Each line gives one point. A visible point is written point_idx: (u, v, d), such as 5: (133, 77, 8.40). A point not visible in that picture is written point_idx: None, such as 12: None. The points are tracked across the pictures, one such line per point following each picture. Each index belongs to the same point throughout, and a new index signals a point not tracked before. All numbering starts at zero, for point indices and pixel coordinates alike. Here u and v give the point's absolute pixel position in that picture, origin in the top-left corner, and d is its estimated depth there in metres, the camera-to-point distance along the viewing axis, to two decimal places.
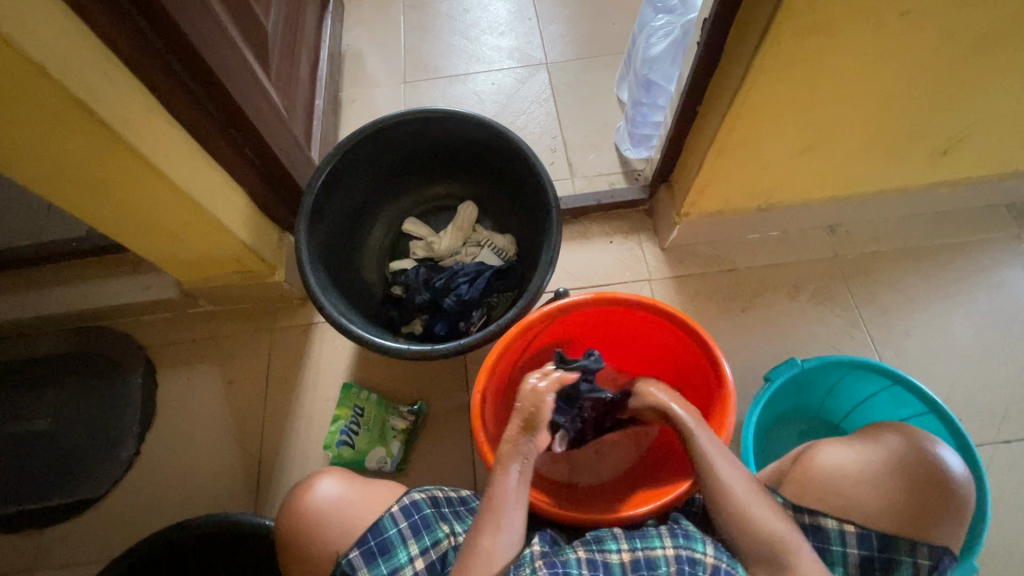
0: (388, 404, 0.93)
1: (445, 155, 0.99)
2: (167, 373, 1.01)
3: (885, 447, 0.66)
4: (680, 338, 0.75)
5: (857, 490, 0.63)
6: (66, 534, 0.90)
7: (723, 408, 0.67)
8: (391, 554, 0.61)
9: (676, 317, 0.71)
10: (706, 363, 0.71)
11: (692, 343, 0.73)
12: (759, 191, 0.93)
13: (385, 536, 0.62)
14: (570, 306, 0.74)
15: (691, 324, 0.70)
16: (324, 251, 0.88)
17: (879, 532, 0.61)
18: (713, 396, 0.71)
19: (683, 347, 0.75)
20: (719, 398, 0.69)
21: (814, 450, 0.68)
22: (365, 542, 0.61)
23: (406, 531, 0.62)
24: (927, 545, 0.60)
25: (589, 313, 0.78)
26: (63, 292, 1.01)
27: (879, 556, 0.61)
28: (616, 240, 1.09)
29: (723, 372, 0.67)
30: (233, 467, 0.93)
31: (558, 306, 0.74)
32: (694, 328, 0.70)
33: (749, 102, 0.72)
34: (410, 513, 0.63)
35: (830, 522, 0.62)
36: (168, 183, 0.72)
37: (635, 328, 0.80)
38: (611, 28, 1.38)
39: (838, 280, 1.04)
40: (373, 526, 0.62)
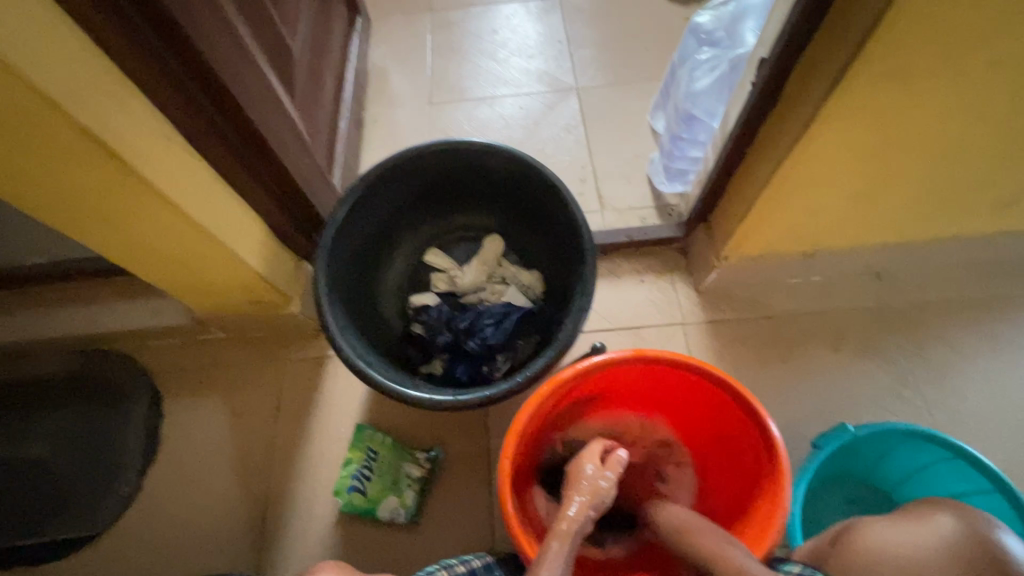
0: (403, 449, 0.88)
1: (472, 186, 0.94)
2: (173, 403, 0.97)
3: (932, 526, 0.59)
4: (722, 401, 0.69)
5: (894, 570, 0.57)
6: (59, 573, 0.86)
7: (774, 488, 0.61)
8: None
9: (721, 381, 0.65)
10: (754, 433, 0.65)
11: (739, 411, 0.67)
12: (805, 236, 0.87)
13: None
14: (604, 364, 0.68)
15: (742, 394, 0.63)
16: (343, 287, 0.83)
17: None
18: (761, 471, 0.65)
19: (726, 413, 0.69)
20: (770, 477, 0.63)
21: (862, 532, 0.63)
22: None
23: None
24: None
25: (627, 371, 0.72)
26: (71, 315, 0.97)
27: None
28: (647, 278, 1.03)
29: (776, 449, 0.61)
30: (237, 508, 0.88)
31: (594, 364, 0.68)
32: (745, 398, 0.63)
33: (809, 148, 0.67)
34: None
35: None
36: (183, 214, 0.67)
37: (674, 387, 0.74)
38: (644, 54, 1.33)
39: (885, 331, 0.97)
40: None
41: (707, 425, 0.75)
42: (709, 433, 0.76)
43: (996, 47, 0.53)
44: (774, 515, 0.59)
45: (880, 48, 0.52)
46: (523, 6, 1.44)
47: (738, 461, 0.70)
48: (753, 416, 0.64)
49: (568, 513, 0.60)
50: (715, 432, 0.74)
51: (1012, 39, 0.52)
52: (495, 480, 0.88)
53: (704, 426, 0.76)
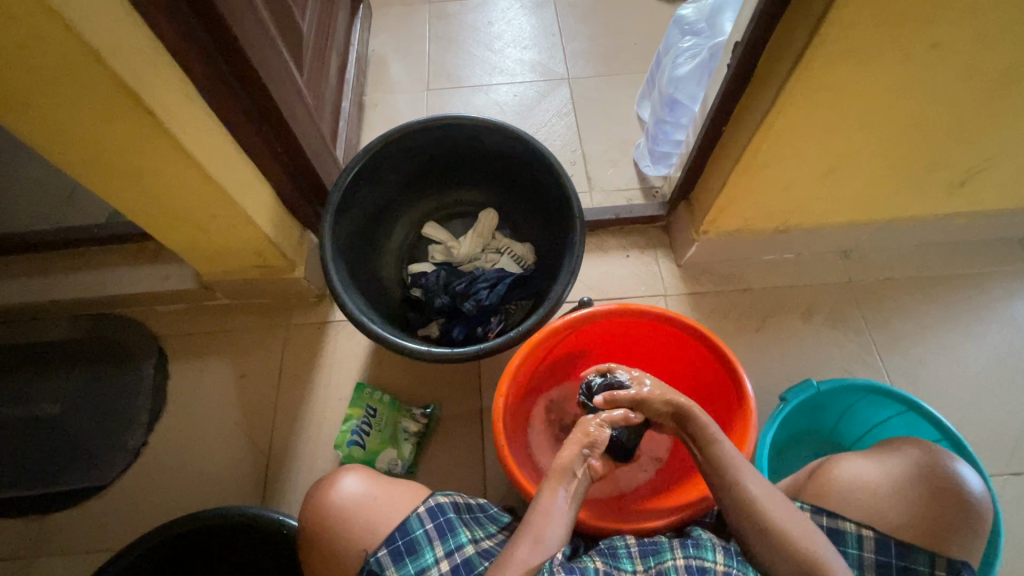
0: (400, 406, 0.93)
1: (471, 162, 1.00)
2: (179, 364, 1.01)
3: (912, 459, 0.64)
4: (699, 353, 0.76)
5: (880, 502, 0.62)
6: (68, 521, 0.89)
7: (741, 427, 0.68)
8: (417, 554, 0.61)
9: (697, 331, 0.72)
10: (727, 380, 0.72)
11: (713, 359, 0.73)
12: (778, 212, 0.94)
13: (412, 536, 0.61)
14: (590, 316, 0.76)
15: (715, 341, 0.70)
16: (347, 251, 0.89)
17: (898, 539, 0.60)
18: (731, 414, 0.72)
19: (702, 365, 0.77)
20: (738, 418, 0.69)
21: (840, 463, 0.67)
22: (393, 541, 0.61)
23: (432, 532, 0.62)
24: (947, 558, 0.58)
25: (610, 324, 0.79)
26: (81, 279, 1.01)
27: (897, 562, 0.59)
28: (632, 254, 1.10)
29: (744, 391, 0.68)
30: (241, 461, 0.93)
31: (581, 314, 0.75)
32: (718, 345, 0.70)
33: (777, 124, 0.74)
34: (436, 515, 0.63)
35: (849, 525, 0.61)
36: (201, 171, 0.72)
37: (655, 340, 0.81)
38: (632, 47, 1.41)
39: (851, 304, 1.05)
40: (400, 525, 0.62)
41: (685, 377, 0.82)
42: (687, 385, 0.83)
43: (937, 31, 0.60)
44: (740, 448, 0.66)
45: (836, 28, 0.59)
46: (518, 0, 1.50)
47: (711, 408, 0.77)
48: (725, 361, 0.71)
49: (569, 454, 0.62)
50: (694, 387, 0.81)
51: (949, 24, 0.59)
52: (488, 436, 0.93)
53: (683, 378, 0.83)
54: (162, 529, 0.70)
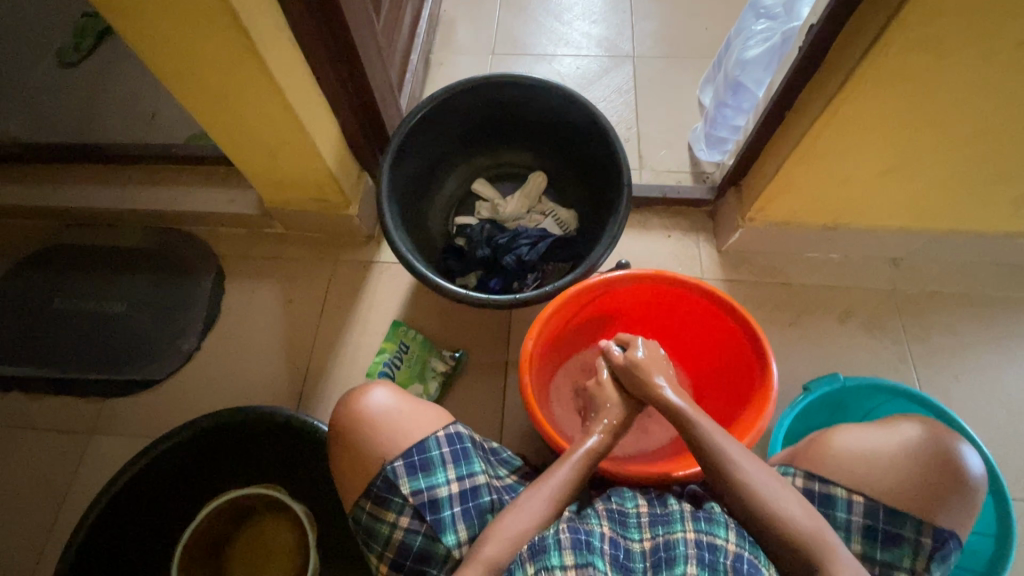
0: (432, 347, 0.98)
1: (527, 125, 1.02)
2: (234, 282, 1.08)
3: (909, 433, 0.65)
4: (727, 327, 0.78)
5: (871, 472, 0.63)
6: (124, 407, 0.98)
7: (760, 401, 0.70)
8: (431, 472, 0.64)
9: (728, 305, 0.74)
10: (753, 357, 0.74)
11: (740, 333, 0.76)
12: (830, 207, 0.93)
13: (428, 455, 0.65)
14: (625, 279, 0.78)
15: (745, 315, 0.72)
16: (401, 193, 0.94)
17: (887, 505, 0.61)
18: (753, 391, 0.74)
19: (729, 340, 0.79)
20: (759, 393, 0.71)
21: (841, 431, 0.67)
22: (410, 455, 0.65)
23: (447, 456, 0.66)
24: (933, 526, 0.59)
25: (642, 289, 0.82)
26: (156, 192, 1.09)
27: (884, 526, 0.61)
28: (674, 235, 1.11)
29: (769, 367, 0.70)
30: (280, 377, 1.00)
31: (615, 276, 0.78)
32: (746, 318, 0.73)
33: (843, 111, 0.73)
34: (452, 441, 0.67)
35: (839, 490, 0.63)
36: (280, 96, 0.77)
37: (684, 312, 0.84)
38: (702, 33, 1.39)
39: (892, 312, 1.03)
40: (418, 443, 0.66)
41: (710, 351, 0.85)
42: (712, 360, 0.85)
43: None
44: (756, 420, 0.68)
45: (918, 13, 0.58)
46: None
47: (734, 383, 0.80)
48: (751, 333, 0.73)
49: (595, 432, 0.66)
50: (719, 362, 0.84)
51: None
52: (511, 387, 0.97)
53: (708, 352, 0.85)
54: (207, 418, 0.77)
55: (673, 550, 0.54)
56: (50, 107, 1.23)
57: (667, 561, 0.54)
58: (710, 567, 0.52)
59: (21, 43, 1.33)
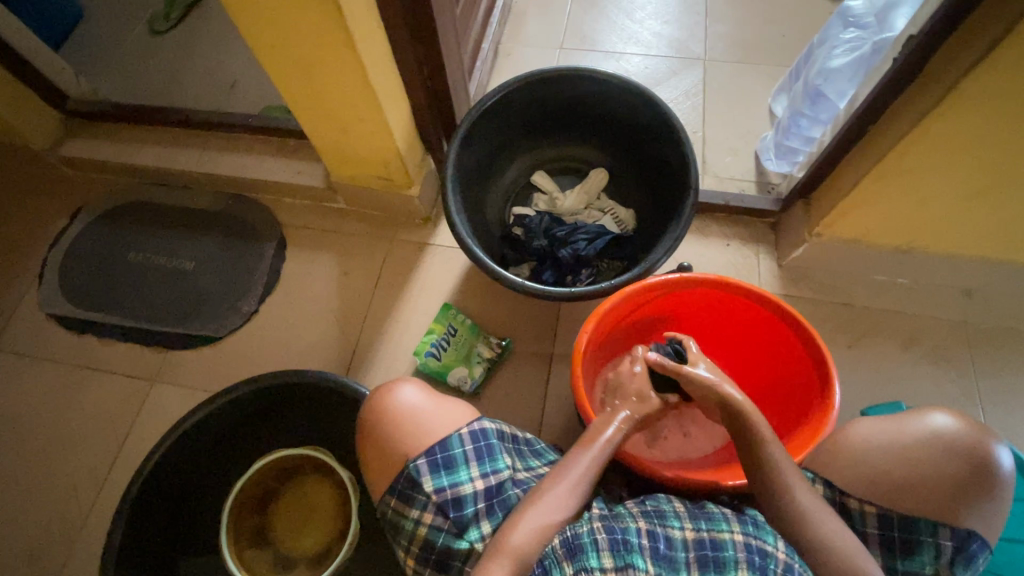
0: (479, 332, 0.99)
1: (594, 120, 1.02)
2: (294, 251, 1.12)
3: (919, 426, 0.61)
4: (783, 335, 0.76)
5: (888, 473, 0.60)
6: (185, 359, 1.04)
7: (821, 411, 0.69)
8: (453, 469, 0.61)
9: (785, 311, 0.73)
10: (811, 366, 0.73)
11: (802, 350, 0.74)
12: (906, 228, 0.89)
13: (451, 453, 0.62)
14: (681, 281, 0.77)
15: (802, 321, 0.71)
16: (465, 177, 0.95)
17: (901, 513, 0.59)
18: (813, 402, 0.72)
19: (784, 346, 0.78)
20: (820, 403, 0.70)
21: (846, 427, 0.65)
22: (433, 453, 0.62)
23: (470, 454, 0.62)
24: (952, 528, 0.57)
25: (701, 294, 0.80)
26: (230, 159, 1.14)
27: (899, 536, 0.59)
28: (733, 244, 1.08)
29: (830, 376, 0.68)
30: (331, 346, 1.03)
31: (674, 277, 0.77)
32: (806, 326, 0.71)
33: (936, 127, 0.70)
34: (476, 438, 0.63)
35: (853, 502, 0.61)
36: (361, 73, 0.79)
37: (742, 322, 0.82)
38: (779, 39, 1.35)
39: (961, 344, 0.98)
40: (441, 440, 0.62)
41: (766, 364, 0.83)
42: (768, 374, 0.83)
43: None
44: (819, 428, 0.66)
45: None
46: None
47: (789, 393, 0.78)
48: (814, 350, 0.71)
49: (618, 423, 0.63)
50: (772, 371, 0.82)
51: None
52: (554, 380, 0.97)
53: (763, 365, 0.84)
54: (258, 378, 0.79)
55: (721, 551, 0.53)
56: (140, 70, 1.30)
57: (715, 562, 0.52)
58: (760, 572, 0.51)
59: (118, 8, 1.40)
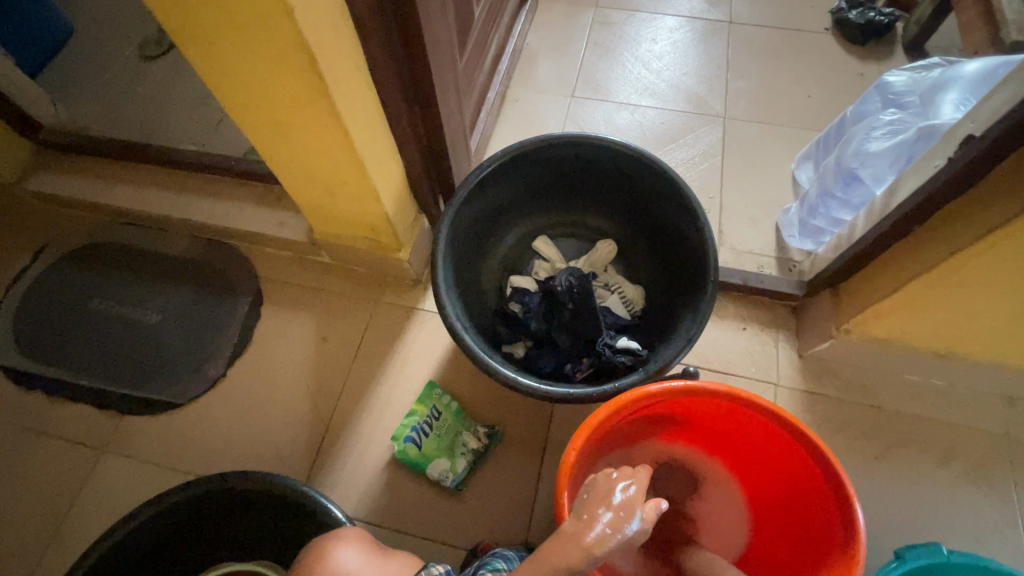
0: (465, 419, 0.90)
1: (605, 190, 0.93)
2: (270, 309, 1.03)
3: None
4: (800, 462, 0.66)
5: None
6: (140, 427, 0.94)
7: (838, 570, 0.58)
8: None
9: (807, 441, 0.62)
10: (832, 508, 0.62)
11: (822, 481, 0.63)
12: (948, 336, 0.79)
13: None
14: (687, 391, 0.66)
15: (827, 457, 0.60)
16: (459, 247, 0.86)
17: None
18: (829, 548, 0.61)
19: (800, 474, 0.67)
20: (839, 557, 0.59)
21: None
22: None
23: None
24: None
25: (704, 403, 0.70)
26: (208, 204, 1.05)
27: None
28: (750, 328, 0.99)
29: (855, 530, 0.58)
30: (301, 422, 0.93)
31: (679, 385, 0.66)
32: (831, 463, 0.60)
33: (999, 246, 0.61)
34: None
35: None
36: (348, 141, 0.71)
37: (750, 435, 0.71)
38: (804, 101, 1.27)
39: (1003, 463, 0.87)
40: None
41: (778, 484, 0.72)
42: (782, 498, 0.72)
43: None
44: None
45: None
46: (689, 23, 1.40)
47: (801, 527, 0.68)
48: (836, 487, 0.60)
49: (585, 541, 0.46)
50: (783, 496, 0.71)
51: None
52: (546, 477, 0.87)
53: (772, 485, 0.73)
54: (195, 485, 0.69)
55: None
56: (125, 99, 1.22)
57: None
58: None
59: (109, 30, 1.33)
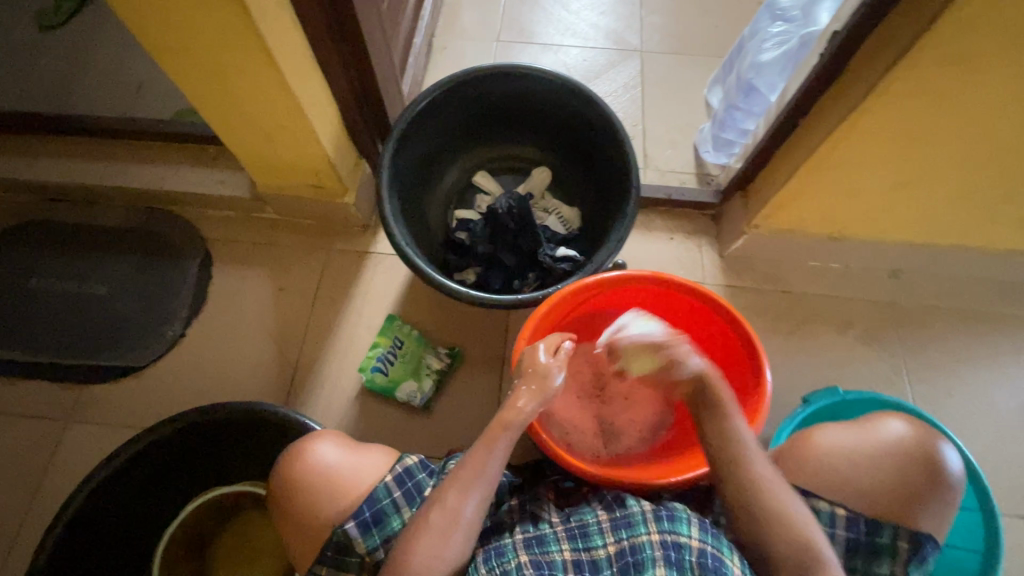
0: (427, 343, 0.96)
1: (534, 120, 1.00)
2: (221, 268, 1.04)
3: (883, 430, 0.67)
4: (718, 329, 0.76)
5: (851, 470, 0.65)
6: (103, 394, 0.94)
7: (751, 406, 0.69)
8: (383, 523, 0.61)
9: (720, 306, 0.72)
10: (744, 359, 0.73)
11: (735, 340, 0.74)
12: (837, 217, 0.92)
13: (379, 506, 0.61)
14: (617, 279, 0.75)
15: (736, 318, 0.71)
16: (403, 182, 0.91)
17: (867, 519, 0.63)
18: (745, 394, 0.72)
19: (719, 340, 0.78)
20: (752, 397, 0.70)
21: (811, 434, 0.69)
22: (360, 513, 0.61)
23: (399, 500, 0.62)
24: (911, 532, 0.63)
25: (636, 290, 0.79)
26: (140, 170, 1.04)
27: (865, 540, 0.63)
28: (677, 237, 1.09)
29: (762, 372, 0.68)
30: (268, 369, 0.97)
31: (610, 275, 0.75)
32: (740, 321, 0.71)
33: (862, 124, 0.72)
34: (402, 481, 0.63)
35: (822, 507, 0.64)
36: (281, 79, 0.73)
37: (676, 314, 0.81)
38: (712, 31, 1.37)
39: (890, 325, 1.03)
40: (367, 497, 0.62)
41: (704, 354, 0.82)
42: None
43: None
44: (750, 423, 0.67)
45: (951, 29, 0.57)
46: None
47: None
48: (745, 341, 0.71)
49: (517, 407, 0.61)
50: None
51: None
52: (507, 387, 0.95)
53: None
54: (168, 423, 0.72)
55: (638, 556, 0.52)
56: (29, 72, 1.16)
57: (635, 566, 0.52)
58: (676, 567, 0.50)
59: None
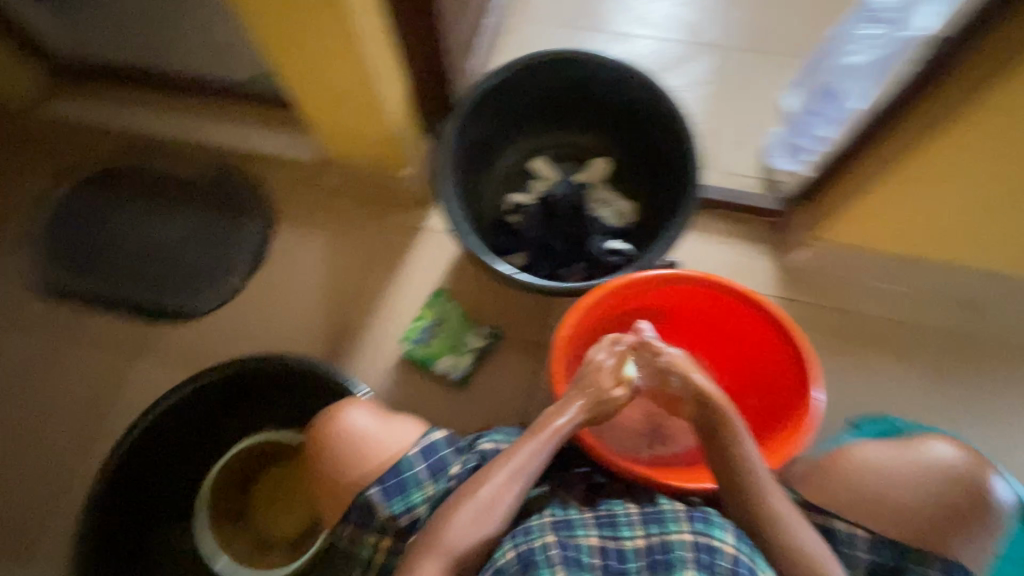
0: (468, 321, 0.98)
1: (599, 109, 0.98)
2: (282, 227, 1.09)
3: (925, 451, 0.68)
4: (768, 340, 0.74)
5: (884, 489, 0.66)
6: (168, 334, 1.01)
7: (796, 423, 0.68)
8: (406, 492, 0.64)
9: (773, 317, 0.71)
10: (794, 375, 0.71)
11: (786, 354, 0.72)
12: (910, 236, 0.87)
13: (403, 477, 0.64)
14: (668, 278, 0.74)
15: (792, 332, 0.69)
16: (463, 160, 0.92)
17: (892, 539, 0.64)
18: (790, 410, 0.71)
19: (767, 351, 0.76)
20: (797, 414, 0.69)
21: (850, 447, 0.69)
22: (384, 481, 0.63)
23: (422, 474, 0.64)
24: (939, 557, 0.63)
25: (686, 292, 0.78)
26: (223, 128, 1.12)
27: (889, 561, 0.64)
28: (733, 241, 1.06)
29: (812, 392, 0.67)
30: (317, 328, 1.01)
31: (661, 274, 0.74)
32: (794, 335, 0.69)
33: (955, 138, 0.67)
34: (426, 456, 0.65)
35: (841, 526, 0.64)
36: (358, 47, 0.75)
37: (724, 320, 0.80)
38: (796, 28, 1.30)
39: (954, 356, 0.97)
40: (392, 467, 0.64)
41: (748, 364, 0.81)
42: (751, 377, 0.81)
43: None
44: (792, 442, 0.66)
45: None
46: None
47: (765, 399, 0.77)
48: (797, 357, 0.70)
49: (563, 410, 0.63)
50: (751, 375, 0.80)
51: None
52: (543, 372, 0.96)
53: (742, 367, 0.82)
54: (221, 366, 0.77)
55: (668, 554, 0.53)
56: None
57: (664, 564, 0.52)
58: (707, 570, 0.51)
59: None
